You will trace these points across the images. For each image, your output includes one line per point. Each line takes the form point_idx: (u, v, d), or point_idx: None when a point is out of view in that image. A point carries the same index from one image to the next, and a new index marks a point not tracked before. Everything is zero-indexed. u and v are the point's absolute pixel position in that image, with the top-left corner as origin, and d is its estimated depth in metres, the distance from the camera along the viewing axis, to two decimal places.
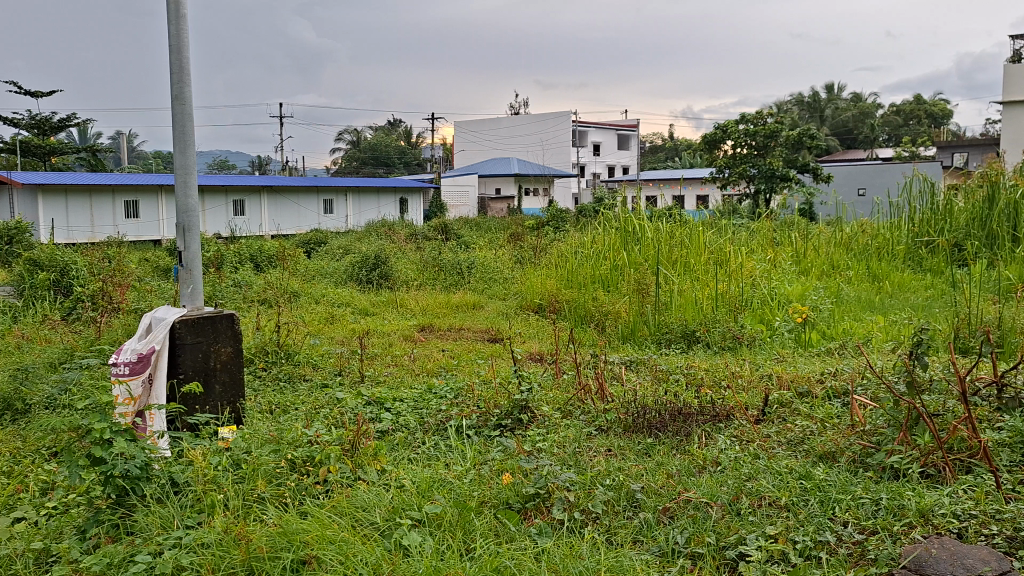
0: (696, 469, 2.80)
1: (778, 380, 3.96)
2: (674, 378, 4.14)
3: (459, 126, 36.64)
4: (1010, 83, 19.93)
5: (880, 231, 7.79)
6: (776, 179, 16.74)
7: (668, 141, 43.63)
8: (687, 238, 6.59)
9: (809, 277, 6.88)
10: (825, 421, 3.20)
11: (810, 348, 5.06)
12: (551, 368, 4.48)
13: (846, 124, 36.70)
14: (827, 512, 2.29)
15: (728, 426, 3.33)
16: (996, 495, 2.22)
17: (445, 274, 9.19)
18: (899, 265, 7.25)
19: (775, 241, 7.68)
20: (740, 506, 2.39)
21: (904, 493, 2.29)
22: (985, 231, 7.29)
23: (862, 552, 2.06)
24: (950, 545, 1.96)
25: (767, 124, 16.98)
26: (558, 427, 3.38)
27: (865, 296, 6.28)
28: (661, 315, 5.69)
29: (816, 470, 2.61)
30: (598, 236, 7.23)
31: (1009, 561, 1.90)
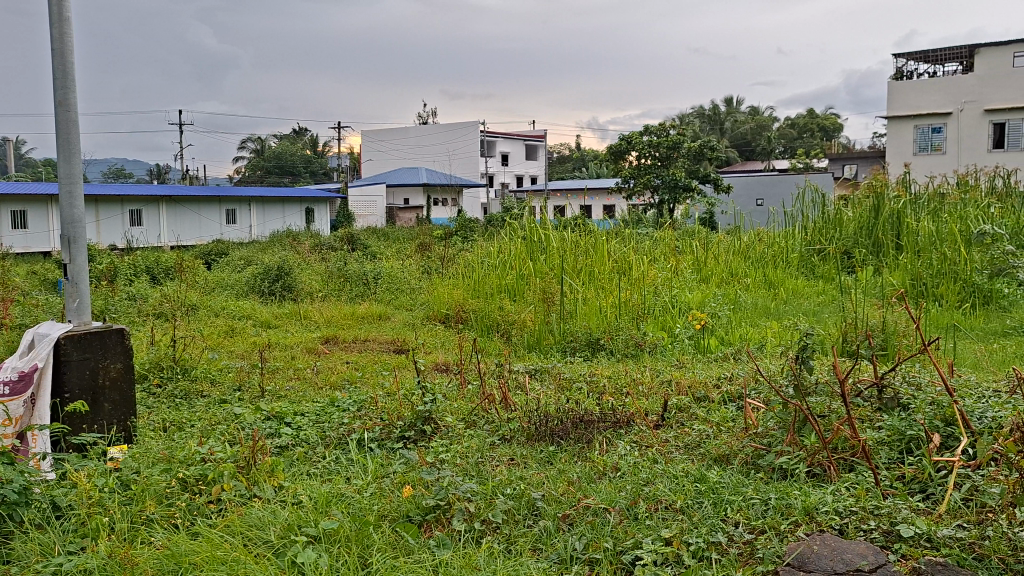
0: (596, 475, 2.85)
1: (676, 386, 4.05)
2: (577, 386, 4.19)
3: (366, 135, 36.30)
4: (894, 100, 21.07)
5: (776, 239, 8.07)
6: (678, 189, 17.29)
7: (574, 152, 44.34)
8: (591, 248, 6.72)
9: (708, 285, 7.07)
10: (720, 425, 3.29)
11: (708, 353, 5.20)
12: (456, 378, 4.47)
13: (744, 136, 38.05)
14: (719, 513, 2.36)
15: (628, 432, 3.40)
16: (875, 492, 2.33)
17: (350, 285, 9.08)
18: (793, 273, 7.51)
19: (676, 250, 7.87)
20: (637, 510, 2.43)
21: (791, 493, 2.38)
22: (872, 239, 7.65)
23: (751, 551, 2.13)
24: (831, 541, 2.04)
25: (669, 136, 17.44)
26: (461, 437, 3.37)
27: (761, 302, 6.49)
28: (566, 324, 5.75)
29: (710, 473, 2.69)
30: (504, 247, 7.29)
31: (886, 554, 1.99)
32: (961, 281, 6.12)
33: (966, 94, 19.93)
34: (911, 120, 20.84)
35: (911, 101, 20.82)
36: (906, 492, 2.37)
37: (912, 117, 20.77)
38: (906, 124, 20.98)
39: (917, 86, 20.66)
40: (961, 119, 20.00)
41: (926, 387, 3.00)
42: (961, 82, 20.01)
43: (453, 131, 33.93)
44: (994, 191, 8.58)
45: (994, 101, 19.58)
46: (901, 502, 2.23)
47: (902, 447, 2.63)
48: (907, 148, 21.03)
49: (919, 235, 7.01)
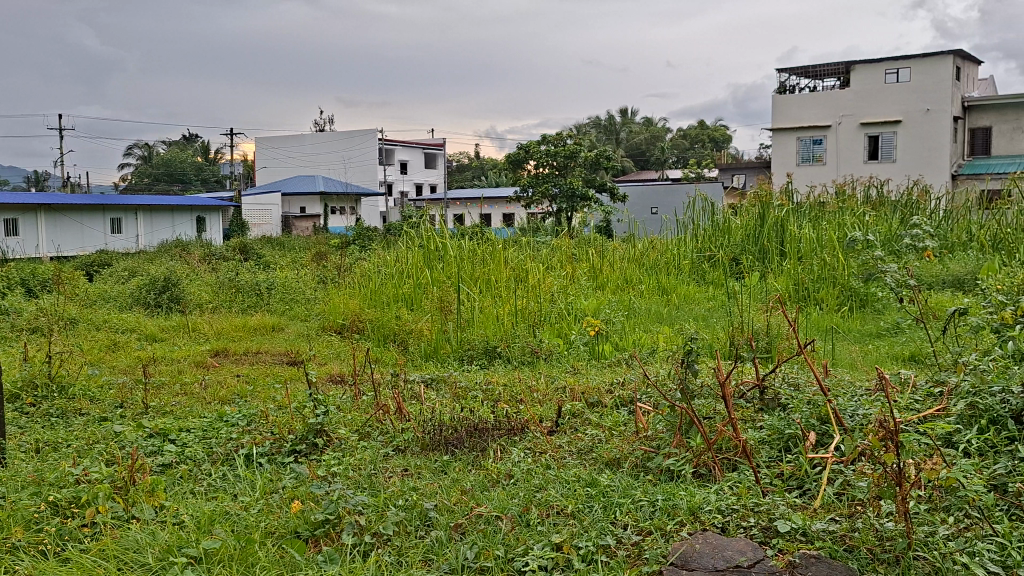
0: (490, 483, 2.85)
1: (571, 392, 4.09)
2: (473, 394, 4.19)
3: (260, 142, 35.46)
4: (778, 113, 22.04)
5: (668, 247, 8.26)
6: (576, 199, 17.54)
7: (474, 161, 44.51)
8: (488, 256, 6.80)
9: (603, 292, 7.19)
10: (612, 429, 3.35)
11: (603, 359, 5.28)
12: (349, 389, 4.39)
13: (639, 147, 39.06)
14: (609, 516, 2.40)
15: (522, 439, 3.41)
16: (756, 490, 2.41)
17: (243, 296, 8.83)
18: (684, 279, 7.67)
19: (573, 258, 7.99)
20: (529, 517, 2.45)
21: (677, 494, 2.45)
22: (758, 246, 7.92)
23: (639, 552, 2.17)
24: (712, 540, 2.11)
25: (566, 145, 17.69)
26: (354, 450, 3.31)
27: (654, 308, 6.64)
28: (463, 333, 5.74)
29: (601, 477, 2.72)
30: (400, 256, 7.25)
31: (764, 550, 2.05)
32: (839, 287, 6.44)
33: (844, 108, 21.04)
34: (794, 132, 21.83)
35: (793, 114, 21.82)
36: (785, 488, 2.47)
37: (795, 130, 21.77)
38: (789, 137, 21.93)
39: (798, 100, 21.68)
40: (839, 133, 21.10)
41: (804, 387, 3.15)
42: (839, 97, 21.14)
43: (350, 138, 33.47)
44: (869, 200, 9.04)
45: (870, 115, 20.74)
46: (780, 499, 2.32)
47: (781, 446, 2.74)
48: (790, 158, 21.99)
49: (801, 242, 7.33)
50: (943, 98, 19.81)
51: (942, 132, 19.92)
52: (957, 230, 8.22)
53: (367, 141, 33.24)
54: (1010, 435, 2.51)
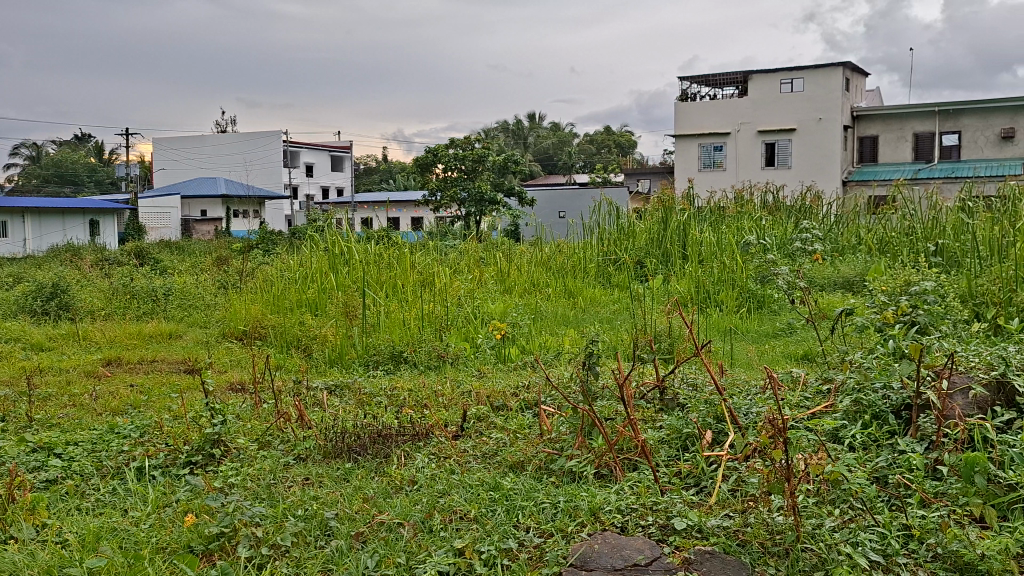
0: (393, 490, 2.82)
1: (476, 395, 4.09)
2: (377, 400, 4.14)
3: (157, 143, 34.23)
4: (680, 120, 22.62)
5: (574, 250, 8.36)
6: (484, 203, 17.58)
7: (382, 163, 44.15)
8: (395, 261, 6.75)
9: (511, 295, 7.23)
10: (517, 432, 3.36)
11: (509, 363, 5.29)
12: (249, 398, 4.27)
13: (547, 151, 39.54)
14: (511, 519, 2.40)
15: (426, 444, 3.39)
16: (655, 489, 2.46)
17: (138, 302, 8.49)
18: (590, 282, 7.75)
19: (480, 262, 7.99)
20: (431, 523, 2.44)
21: (579, 494, 2.47)
22: (661, 250, 8.09)
23: (540, 554, 2.19)
24: (611, 539, 2.13)
25: (474, 149, 17.69)
26: (253, 460, 3.23)
27: (560, 311, 6.69)
28: (369, 338, 5.67)
29: (504, 480, 2.72)
30: (304, 260, 7.10)
31: (661, 547, 2.10)
32: (739, 288, 6.63)
33: (743, 116, 21.83)
34: (696, 139, 22.40)
35: (695, 121, 22.41)
36: (682, 485, 2.53)
37: (697, 136, 22.32)
38: (691, 143, 22.52)
39: (700, 107, 22.28)
40: (739, 139, 21.86)
41: (702, 386, 3.23)
42: (737, 105, 21.88)
43: (253, 139, 32.68)
44: (766, 205, 9.36)
45: (767, 122, 21.55)
46: (677, 496, 2.37)
47: (680, 445, 2.80)
48: (694, 163, 22.64)
49: (702, 245, 7.53)
50: (834, 107, 20.70)
51: (833, 140, 20.80)
52: (847, 234, 8.58)
53: (271, 143, 32.51)
54: (891, 430, 2.64)
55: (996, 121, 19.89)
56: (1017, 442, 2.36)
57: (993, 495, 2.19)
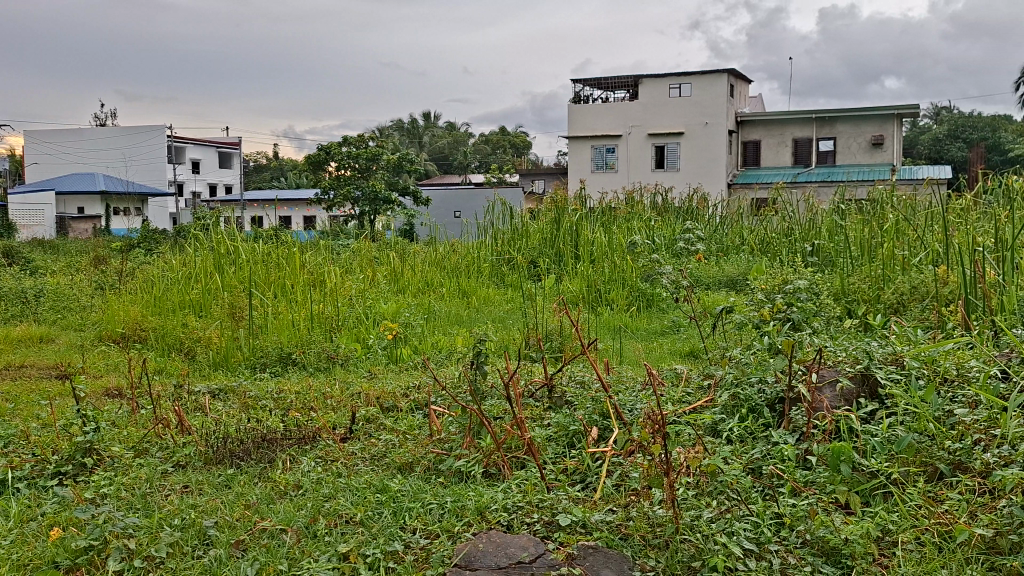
0: (277, 495, 2.75)
1: (365, 397, 4.02)
2: (263, 403, 4.02)
3: (28, 136, 32.36)
4: (574, 121, 22.98)
5: (468, 250, 8.36)
6: (379, 202, 17.31)
7: (272, 160, 43.09)
8: (284, 260, 6.59)
9: (403, 295, 7.16)
10: (406, 433, 3.33)
11: (401, 363, 5.22)
12: (125, 404, 4.09)
13: (442, 151, 39.76)
14: (398, 521, 2.38)
15: (313, 447, 3.32)
16: (541, 486, 2.48)
17: (7, 304, 8.00)
18: (484, 281, 7.75)
19: (373, 261, 7.90)
20: (315, 528, 2.40)
21: (466, 494, 2.47)
22: (554, 250, 8.17)
23: (426, 555, 2.17)
24: (495, 538, 2.14)
25: (368, 148, 17.46)
26: (128, 468, 3.08)
27: (454, 311, 6.66)
28: (255, 340, 5.52)
29: (391, 482, 2.69)
30: (187, 260, 6.85)
31: (545, 544, 2.11)
32: (629, 288, 6.78)
33: (633, 119, 22.36)
34: (589, 141, 22.83)
35: (587, 123, 22.83)
36: (568, 482, 2.57)
37: (590, 138, 22.75)
38: (583, 144, 22.92)
39: (592, 109, 22.70)
40: (629, 142, 22.39)
41: (589, 383, 3.28)
42: (628, 108, 22.40)
43: (134, 134, 31.31)
44: (655, 206, 9.61)
45: (656, 125, 22.15)
46: (563, 493, 2.40)
47: (566, 442, 2.84)
48: (587, 164, 23.06)
49: (594, 245, 7.66)
50: (719, 112, 21.43)
51: (719, 144, 21.52)
52: (731, 234, 8.87)
53: (154, 138, 31.23)
54: (766, 422, 2.75)
55: (867, 129, 21.00)
56: (878, 432, 2.50)
57: (857, 483, 2.32)
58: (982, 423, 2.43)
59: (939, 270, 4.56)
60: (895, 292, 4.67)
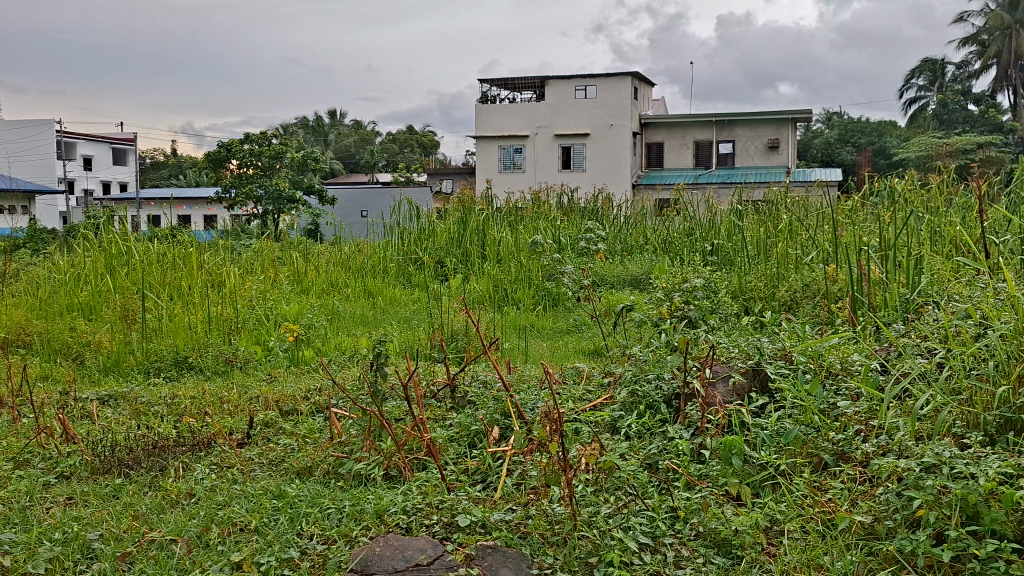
0: (168, 505, 2.64)
1: (264, 400, 3.91)
2: (156, 409, 3.87)
3: None
4: (481, 121, 23.01)
5: (374, 250, 8.26)
6: (283, 201, 16.80)
7: (171, 157, 41.64)
8: (180, 261, 6.36)
9: (306, 296, 7.01)
10: (306, 437, 3.25)
11: (303, 366, 5.10)
12: (5, 414, 3.87)
13: (349, 149, 39.35)
14: (294, 527, 2.33)
15: (207, 454, 3.22)
16: (442, 487, 2.47)
17: None
18: (390, 281, 7.65)
19: (275, 262, 7.72)
20: (208, 537, 2.32)
21: (365, 498, 2.44)
22: (460, 249, 8.13)
23: (323, 561, 2.13)
24: (393, 541, 2.12)
25: (271, 145, 17.05)
26: (7, 481, 2.92)
27: (359, 312, 6.56)
28: (149, 344, 5.31)
29: (289, 487, 2.63)
30: (76, 261, 6.54)
31: (443, 546, 2.10)
32: (534, 287, 6.81)
33: (539, 119, 22.55)
34: (496, 141, 22.90)
35: (494, 123, 22.90)
36: (469, 482, 2.56)
37: (497, 138, 22.82)
38: (490, 145, 22.97)
39: (499, 109, 22.78)
40: (536, 142, 22.57)
41: (491, 382, 3.27)
42: (534, 108, 22.58)
43: (20, 128, 29.74)
44: (560, 207, 9.71)
45: (562, 126, 22.40)
46: (462, 493, 2.40)
47: (468, 442, 2.84)
48: (494, 164, 23.11)
49: (501, 245, 7.68)
50: (623, 114, 21.81)
51: (623, 145, 21.91)
52: (635, 234, 9.03)
53: (42, 133, 29.73)
54: (662, 418, 2.81)
55: (764, 132, 21.73)
56: (768, 425, 2.60)
57: (748, 474, 2.40)
58: (863, 414, 2.55)
59: (829, 269, 4.75)
60: (788, 289, 4.85)
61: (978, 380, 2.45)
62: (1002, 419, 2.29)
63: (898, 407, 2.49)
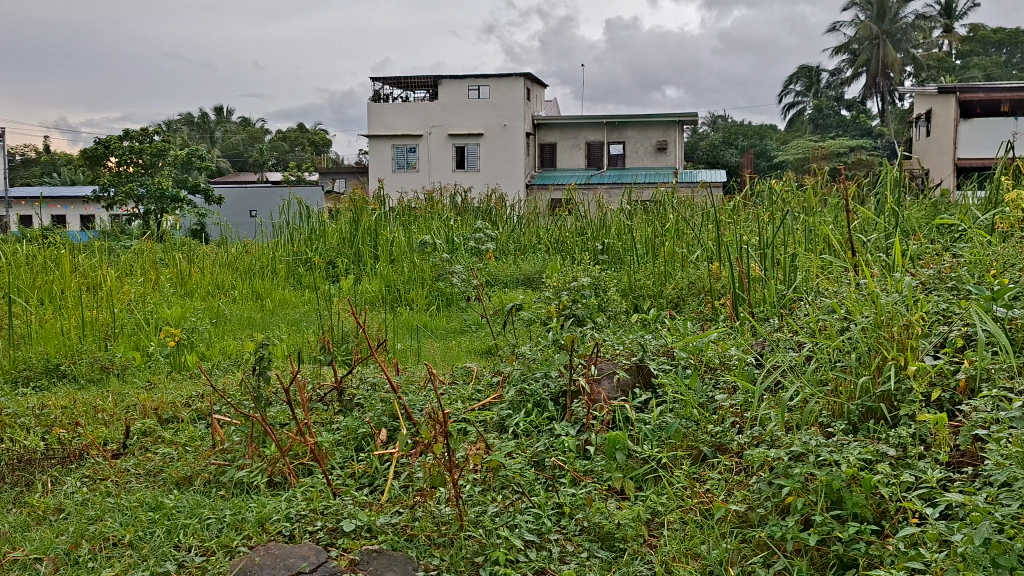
0: (34, 522, 2.50)
1: (141, 408, 3.73)
2: (22, 420, 3.64)
3: None
4: (374, 120, 22.72)
5: (262, 250, 8.04)
6: (166, 200, 16.02)
7: (42, 154, 39.39)
8: (51, 263, 6.02)
9: (190, 299, 6.75)
10: (186, 445, 3.12)
11: (185, 371, 4.90)
12: None
13: (237, 147, 38.30)
14: (171, 540, 2.25)
15: (79, 467, 3.05)
16: (327, 492, 2.43)
17: None
18: (279, 283, 7.46)
19: (157, 263, 7.41)
20: (77, 554, 2.21)
21: (247, 506, 2.37)
22: (352, 250, 7.98)
23: (201, 573, 2.06)
24: (274, 550, 2.07)
25: (153, 142, 16.44)
26: None
27: (245, 315, 6.35)
28: (17, 352, 5.00)
29: (166, 498, 2.52)
30: None
31: (327, 552, 2.07)
32: (427, 287, 6.76)
33: (432, 119, 22.46)
34: (389, 140, 22.66)
35: (387, 122, 22.66)
36: (356, 486, 2.53)
37: (390, 137, 22.58)
38: (383, 144, 22.71)
39: (391, 109, 22.56)
40: (429, 142, 22.47)
41: (380, 384, 3.23)
42: (427, 108, 22.48)
43: None
44: (454, 206, 9.70)
45: (455, 126, 22.39)
46: (349, 498, 2.36)
47: (355, 446, 2.81)
48: (386, 163, 22.84)
49: (394, 246, 7.60)
50: (516, 115, 21.97)
51: (516, 146, 22.08)
52: (528, 234, 9.09)
53: None
54: (550, 416, 2.85)
55: (652, 134, 22.29)
56: (651, 419, 2.67)
57: (631, 468, 2.47)
58: (738, 406, 2.66)
59: (713, 267, 4.90)
60: (675, 288, 4.99)
61: (842, 372, 2.58)
62: (863, 408, 2.42)
63: (770, 399, 2.60)
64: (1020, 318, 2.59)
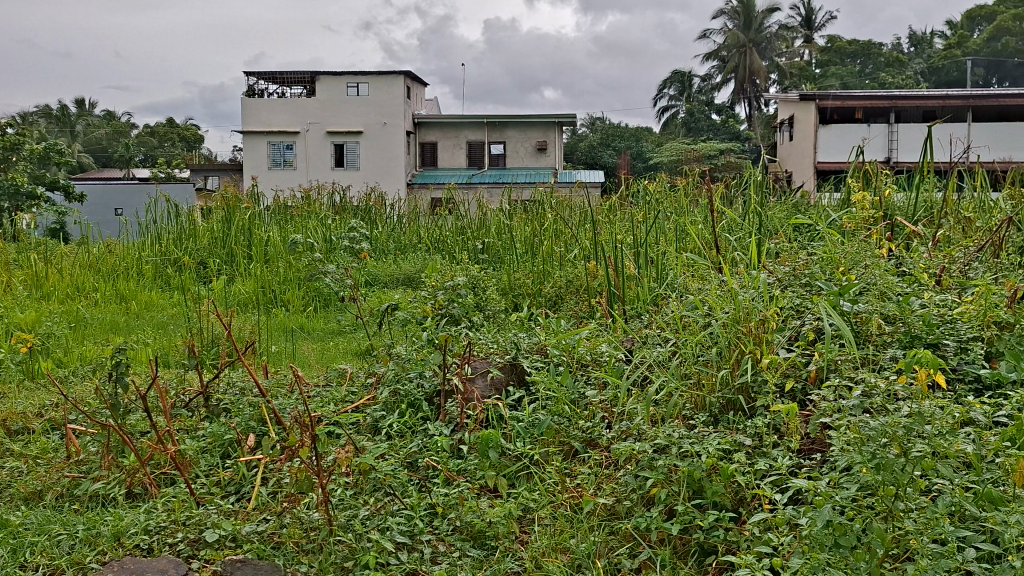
0: None
1: None
2: None
3: None
4: (248, 115, 21.99)
5: (126, 250, 7.64)
6: (20, 197, 14.71)
7: None
8: None
9: (45, 302, 6.34)
10: (36, 457, 2.93)
11: (39, 378, 4.60)
12: None
13: (99, 142, 36.29)
14: (17, 559, 2.10)
15: None
16: (190, 502, 2.33)
17: None
18: (145, 284, 7.08)
19: (8, 266, 6.92)
20: None
21: (102, 520, 2.25)
22: (224, 249, 7.69)
23: None
24: (129, 565, 1.98)
25: (6, 136, 15.35)
26: None
27: (107, 318, 6.02)
28: None
29: (12, 515, 2.35)
30: None
31: (187, 565, 2.01)
32: (304, 288, 6.59)
33: (309, 116, 21.97)
34: (264, 136, 21.97)
35: (261, 118, 21.98)
36: (222, 494, 2.45)
37: (265, 133, 21.90)
38: (258, 140, 21.99)
39: (266, 104, 21.90)
40: (306, 139, 21.97)
41: (248, 388, 3.13)
42: (304, 105, 21.97)
43: None
44: (332, 206, 9.49)
45: (333, 124, 21.98)
46: (213, 507, 2.28)
47: (221, 453, 2.71)
48: (262, 159, 22.08)
49: (268, 246, 7.37)
50: (396, 113, 21.81)
51: (397, 144, 21.92)
52: (408, 232, 8.99)
53: None
54: (423, 416, 2.84)
55: (532, 134, 22.56)
56: (523, 417, 2.70)
57: (504, 466, 2.49)
58: (607, 401, 2.72)
59: (589, 265, 4.98)
60: (553, 286, 5.06)
61: (704, 366, 2.68)
62: (723, 400, 2.53)
63: (637, 393, 2.68)
64: (864, 312, 2.77)
